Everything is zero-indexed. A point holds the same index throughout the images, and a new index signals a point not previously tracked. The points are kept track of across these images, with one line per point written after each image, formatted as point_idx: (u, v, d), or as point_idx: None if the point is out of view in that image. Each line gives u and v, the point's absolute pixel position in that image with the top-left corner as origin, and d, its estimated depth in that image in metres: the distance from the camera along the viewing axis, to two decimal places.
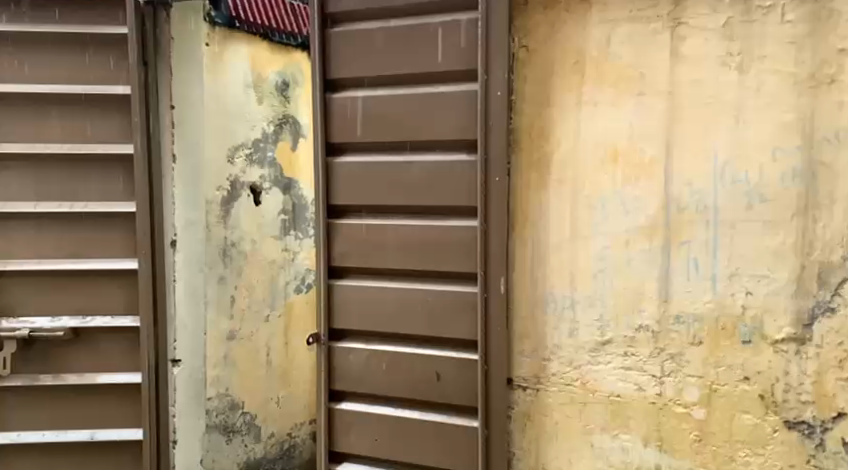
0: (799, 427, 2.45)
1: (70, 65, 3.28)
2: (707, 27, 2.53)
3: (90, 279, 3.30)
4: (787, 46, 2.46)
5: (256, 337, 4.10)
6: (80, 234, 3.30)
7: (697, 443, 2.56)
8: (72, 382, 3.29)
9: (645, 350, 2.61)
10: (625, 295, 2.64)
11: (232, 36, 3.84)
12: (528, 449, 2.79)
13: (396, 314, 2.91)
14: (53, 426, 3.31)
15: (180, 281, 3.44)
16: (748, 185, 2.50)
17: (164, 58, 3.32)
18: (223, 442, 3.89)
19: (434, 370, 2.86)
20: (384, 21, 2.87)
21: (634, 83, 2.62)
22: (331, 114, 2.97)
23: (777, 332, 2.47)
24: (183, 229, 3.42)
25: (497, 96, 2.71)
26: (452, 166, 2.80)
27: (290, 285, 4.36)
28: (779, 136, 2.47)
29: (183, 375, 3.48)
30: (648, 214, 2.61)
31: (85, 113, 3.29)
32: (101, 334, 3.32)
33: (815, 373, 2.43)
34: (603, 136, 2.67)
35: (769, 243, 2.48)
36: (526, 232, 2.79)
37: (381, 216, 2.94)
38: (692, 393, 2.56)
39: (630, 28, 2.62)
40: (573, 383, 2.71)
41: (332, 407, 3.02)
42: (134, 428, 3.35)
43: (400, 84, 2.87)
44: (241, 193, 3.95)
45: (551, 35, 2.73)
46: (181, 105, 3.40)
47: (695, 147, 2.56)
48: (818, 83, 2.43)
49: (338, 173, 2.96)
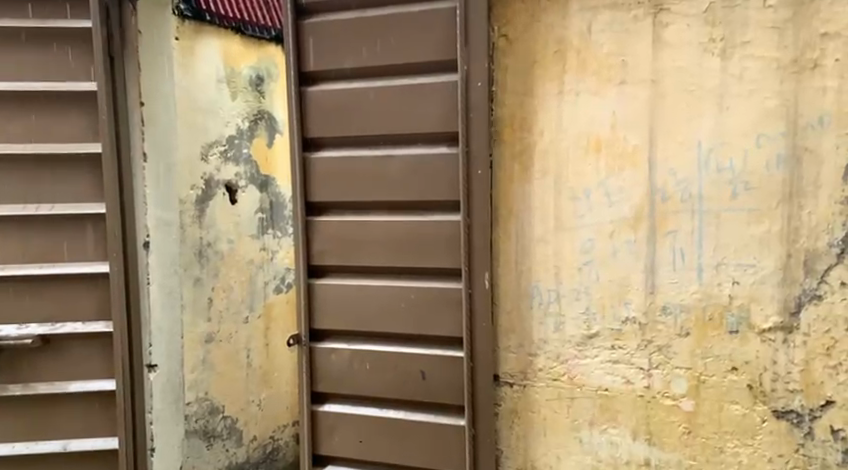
0: (788, 416, 2.46)
1: (30, 62, 3.18)
2: (689, 13, 2.48)
3: (59, 284, 3.21)
4: (770, 31, 2.42)
5: (236, 338, 4.02)
6: (47, 237, 3.20)
7: (686, 435, 2.56)
8: (42, 391, 3.20)
9: (632, 343, 2.59)
10: (611, 287, 2.61)
11: (203, 30, 3.73)
12: (515, 446, 2.76)
13: (379, 312, 2.85)
14: (22, 437, 3.23)
15: (154, 284, 3.36)
16: (733, 173, 2.46)
17: (132, 53, 3.25)
18: (203, 448, 3.80)
19: (419, 368, 2.81)
20: (360, 12, 2.79)
21: (616, 72, 2.56)
22: (307, 107, 2.89)
23: (764, 322, 2.47)
24: (156, 229, 3.35)
25: (478, 87, 2.65)
26: (433, 160, 2.74)
27: (270, 286, 4.29)
28: (763, 122, 2.43)
29: (160, 381, 3.40)
30: (632, 202, 2.56)
31: (47, 112, 3.19)
32: (71, 342, 3.23)
33: (803, 361, 2.44)
34: (586, 125, 2.60)
35: (755, 231, 2.46)
36: (509, 225, 2.72)
37: (361, 212, 2.87)
38: (680, 385, 2.55)
39: (611, 15, 2.56)
40: (561, 378, 2.68)
41: (314, 410, 2.96)
42: (108, 436, 3.27)
43: (378, 76, 2.80)
44: (216, 191, 3.85)
45: (531, 24, 2.65)
46: (150, 102, 3.32)
47: (679, 136, 2.51)
48: (801, 69, 2.40)
49: (316, 169, 2.89)
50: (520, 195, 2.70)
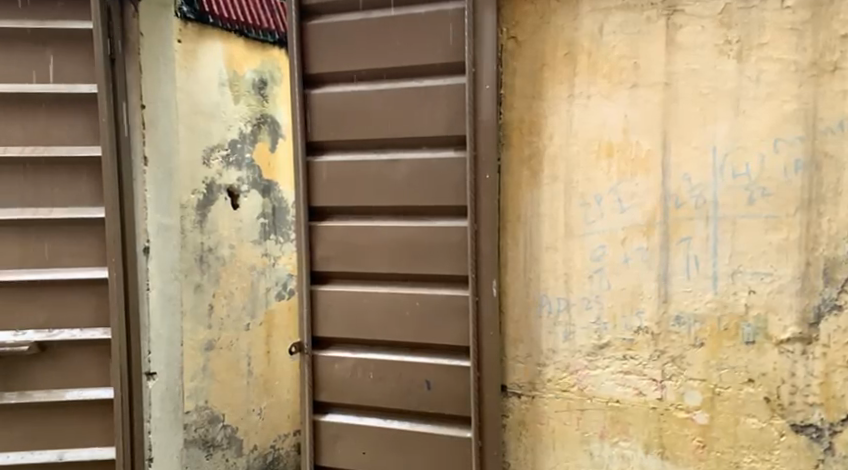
0: (807, 430, 2.38)
1: (29, 62, 3.12)
2: (703, 14, 2.41)
3: (56, 290, 3.14)
4: (787, 33, 2.35)
5: (237, 345, 3.94)
6: (44, 242, 3.14)
7: (701, 449, 2.48)
8: (37, 399, 3.13)
9: (645, 353, 2.51)
10: (621, 296, 2.53)
11: (207, 33, 3.66)
12: (523, 459, 2.68)
13: (383, 319, 2.78)
14: (16, 447, 3.16)
15: (154, 290, 3.29)
16: (749, 179, 2.39)
17: (134, 55, 3.19)
18: (202, 457, 3.71)
19: (424, 378, 2.74)
20: (366, 13, 2.73)
21: (628, 74, 2.49)
22: (310, 110, 2.82)
23: (781, 332, 2.39)
24: (156, 234, 3.28)
25: (486, 89, 2.59)
26: (439, 164, 2.67)
27: (271, 292, 4.22)
28: (781, 126, 2.36)
29: (159, 389, 3.33)
30: (645, 209, 2.49)
31: (46, 114, 3.13)
32: (68, 348, 3.16)
33: (823, 373, 2.36)
34: (596, 129, 2.53)
35: (773, 238, 2.38)
36: (516, 232, 2.64)
37: (366, 217, 2.80)
38: (694, 397, 2.47)
39: (623, 17, 2.49)
40: (570, 390, 2.60)
41: (316, 420, 2.88)
42: (106, 446, 3.20)
43: (383, 78, 2.73)
44: (217, 196, 3.78)
45: (540, 25, 2.58)
46: (152, 105, 3.25)
47: (693, 141, 2.44)
48: (820, 71, 2.32)
49: (319, 173, 2.82)
50: (528, 200, 2.63)
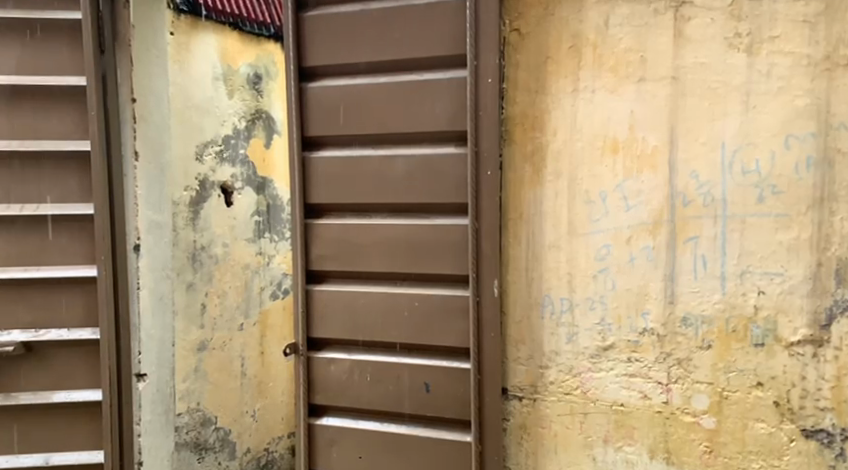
0: (817, 436, 2.32)
1: (15, 54, 3.04)
2: (712, 6, 2.34)
3: (44, 289, 3.06)
4: (799, 25, 2.28)
5: (231, 345, 3.85)
6: (29, 240, 3.05)
7: (707, 454, 2.41)
8: (24, 400, 3.05)
9: (650, 356, 2.44)
10: (627, 297, 2.46)
11: (200, 26, 3.58)
12: (524, 462, 2.60)
13: (380, 319, 2.70)
14: (2, 451, 3.08)
15: (144, 289, 3.19)
16: (760, 176, 2.32)
17: (123, 47, 3.10)
18: (194, 460, 3.60)
19: (423, 381, 2.66)
20: (365, 4, 2.65)
21: (634, 69, 2.42)
22: (307, 104, 2.73)
23: (791, 335, 2.33)
24: (147, 231, 3.19)
25: (488, 83, 2.51)
26: (440, 161, 2.59)
27: (265, 292, 4.13)
28: (791, 123, 2.30)
29: (149, 391, 3.24)
30: (652, 207, 2.42)
31: (33, 107, 3.04)
32: (55, 349, 3.07)
33: (834, 377, 2.30)
34: (602, 125, 2.46)
35: (783, 238, 2.32)
36: (519, 230, 2.56)
37: (363, 215, 2.71)
38: (701, 401, 2.40)
39: (630, 9, 2.42)
40: (573, 392, 2.53)
41: (311, 423, 2.80)
42: (94, 450, 3.11)
43: (382, 72, 2.65)
44: (211, 193, 3.69)
45: (544, 17, 2.50)
46: (142, 99, 3.17)
47: (702, 137, 2.37)
48: (834, 65, 2.26)
49: (315, 169, 2.73)
50: (531, 199, 2.55)
